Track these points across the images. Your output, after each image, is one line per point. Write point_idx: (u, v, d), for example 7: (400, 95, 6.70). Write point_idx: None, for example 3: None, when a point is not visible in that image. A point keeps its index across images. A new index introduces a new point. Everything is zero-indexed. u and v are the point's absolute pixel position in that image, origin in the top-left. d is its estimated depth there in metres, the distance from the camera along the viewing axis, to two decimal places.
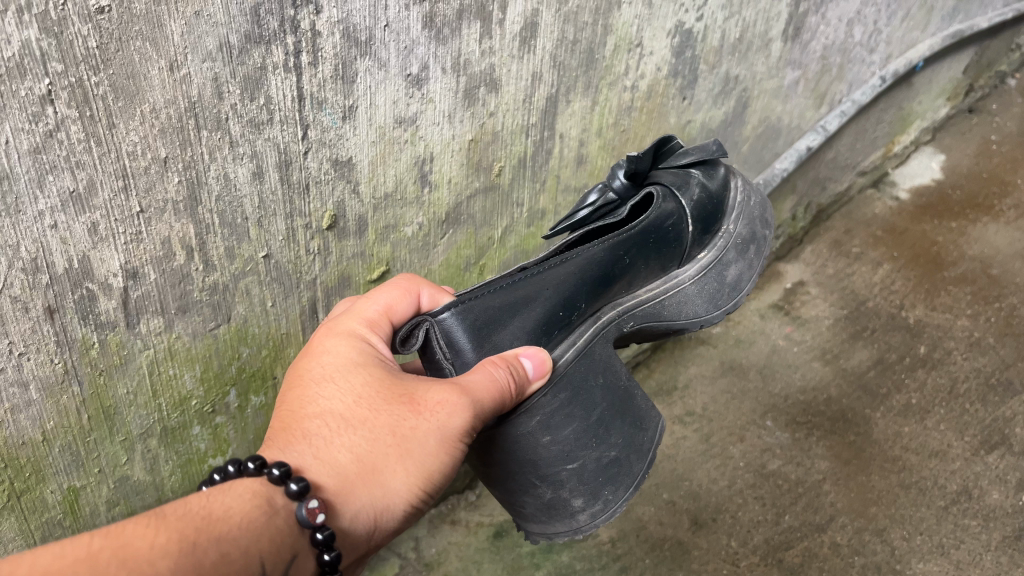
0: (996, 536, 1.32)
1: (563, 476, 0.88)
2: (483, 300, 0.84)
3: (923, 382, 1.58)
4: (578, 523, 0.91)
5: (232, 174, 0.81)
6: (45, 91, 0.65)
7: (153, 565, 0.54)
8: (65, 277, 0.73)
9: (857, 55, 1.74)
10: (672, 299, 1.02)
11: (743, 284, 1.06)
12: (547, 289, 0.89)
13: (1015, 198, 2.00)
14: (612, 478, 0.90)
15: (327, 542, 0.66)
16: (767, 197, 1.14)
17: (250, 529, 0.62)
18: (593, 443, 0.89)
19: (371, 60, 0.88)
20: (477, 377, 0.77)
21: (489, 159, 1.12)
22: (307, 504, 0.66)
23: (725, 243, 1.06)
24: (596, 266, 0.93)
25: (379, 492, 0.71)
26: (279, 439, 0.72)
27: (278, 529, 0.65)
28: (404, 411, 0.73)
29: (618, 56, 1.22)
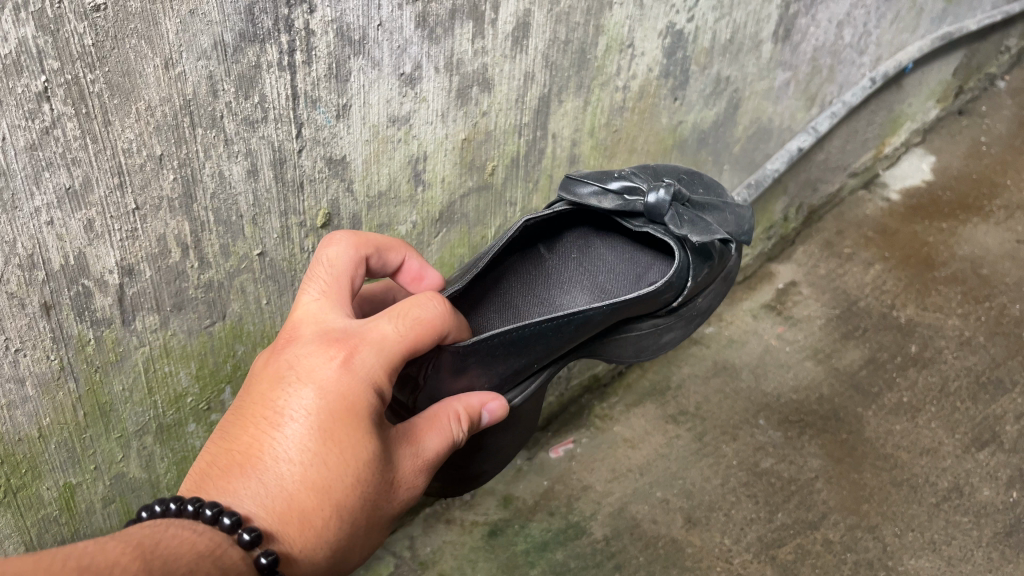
0: (987, 532, 1.33)
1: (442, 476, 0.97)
2: (484, 350, 0.84)
3: (914, 381, 1.59)
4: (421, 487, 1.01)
5: (227, 171, 0.82)
6: (41, 89, 0.65)
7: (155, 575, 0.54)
8: (61, 273, 0.74)
9: (846, 57, 1.76)
10: (611, 342, 1.07)
11: (667, 346, 1.13)
12: (540, 344, 0.90)
13: (1004, 199, 2.02)
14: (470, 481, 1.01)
15: None
16: (740, 273, 1.18)
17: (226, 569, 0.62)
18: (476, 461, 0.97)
19: (365, 58, 0.89)
20: (440, 443, 0.78)
21: (482, 158, 1.12)
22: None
23: (685, 315, 1.10)
24: (588, 328, 0.94)
25: (333, 561, 0.73)
26: (245, 480, 0.69)
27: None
28: (380, 490, 0.73)
29: (610, 57, 1.23)
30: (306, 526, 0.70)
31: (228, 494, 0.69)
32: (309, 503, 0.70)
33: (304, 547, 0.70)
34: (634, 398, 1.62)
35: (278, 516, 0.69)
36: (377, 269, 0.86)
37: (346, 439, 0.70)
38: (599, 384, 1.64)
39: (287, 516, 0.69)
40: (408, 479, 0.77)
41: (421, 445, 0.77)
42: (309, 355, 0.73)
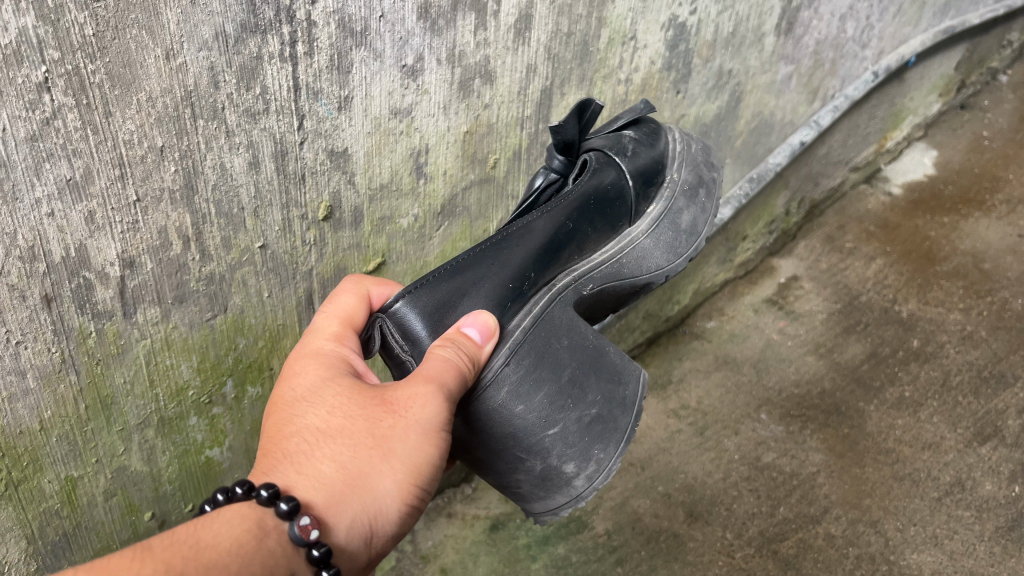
0: (989, 527, 1.33)
1: (546, 445, 0.88)
2: (429, 286, 0.85)
3: (916, 375, 1.59)
4: (566, 490, 0.90)
5: (229, 164, 0.81)
6: (42, 79, 0.65)
7: None
8: (61, 266, 0.73)
9: (849, 50, 1.75)
10: (630, 257, 1.01)
11: (698, 229, 1.06)
12: (490, 258, 0.89)
13: (1006, 193, 2.02)
14: (600, 436, 0.90)
15: (323, 557, 0.66)
16: (706, 146, 1.15)
17: (242, 553, 0.62)
18: (570, 405, 0.88)
19: (367, 50, 0.88)
20: (431, 360, 0.77)
21: (484, 151, 1.12)
22: (297, 522, 0.66)
23: (670, 194, 1.06)
24: (536, 237, 0.94)
25: (370, 497, 0.70)
26: (262, 463, 0.72)
27: (271, 549, 0.65)
28: (375, 411, 0.72)
29: (612, 49, 1.22)
30: (309, 465, 0.70)
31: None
32: (304, 446, 0.72)
33: (311, 483, 0.69)
34: None
35: (275, 466, 0.71)
36: None
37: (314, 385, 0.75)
38: None
39: (283, 462, 0.71)
40: (417, 395, 0.73)
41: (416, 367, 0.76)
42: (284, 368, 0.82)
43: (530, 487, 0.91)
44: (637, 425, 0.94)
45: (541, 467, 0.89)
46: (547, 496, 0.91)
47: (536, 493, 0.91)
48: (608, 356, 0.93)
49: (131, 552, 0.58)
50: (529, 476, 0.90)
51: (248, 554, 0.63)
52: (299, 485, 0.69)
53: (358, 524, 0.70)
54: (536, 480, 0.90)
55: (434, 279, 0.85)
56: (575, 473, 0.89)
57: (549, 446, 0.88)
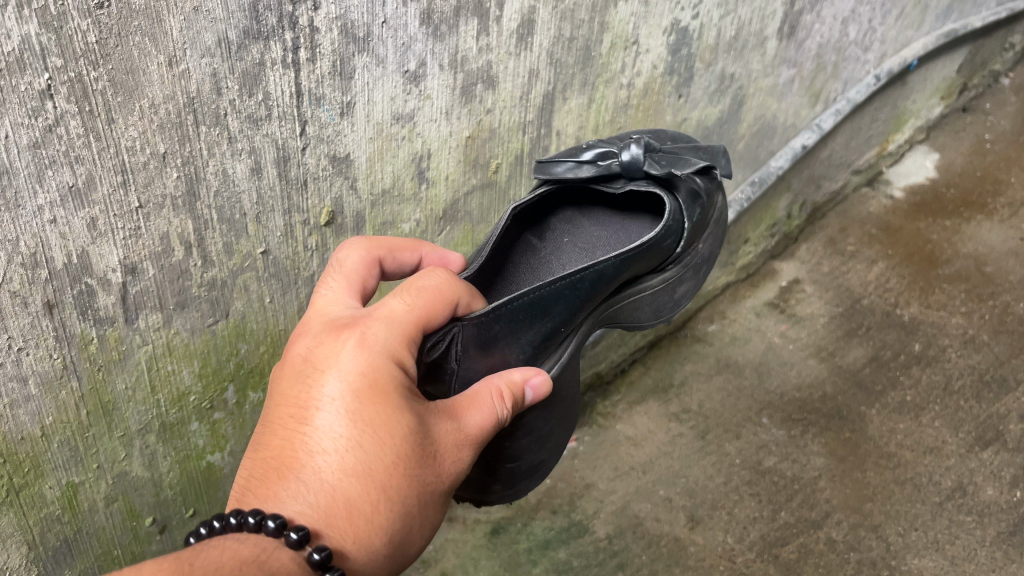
0: (991, 532, 1.33)
1: (502, 471, 0.90)
2: (506, 315, 0.81)
3: (918, 379, 1.59)
4: (479, 499, 0.93)
5: (231, 169, 0.81)
6: (45, 86, 0.65)
7: None
8: (64, 272, 0.73)
9: (851, 54, 1.75)
10: (630, 305, 1.04)
11: (684, 302, 1.11)
12: (559, 302, 0.87)
13: (1008, 196, 2.01)
14: (532, 474, 0.94)
15: None
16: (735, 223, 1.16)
17: None
18: (537, 449, 0.91)
19: (369, 55, 0.88)
20: (484, 418, 0.74)
21: (486, 156, 1.12)
22: None
23: (693, 264, 1.07)
24: (603, 279, 0.91)
25: (394, 554, 0.69)
26: (304, 497, 0.65)
27: None
28: (428, 471, 0.70)
29: (615, 54, 1.22)
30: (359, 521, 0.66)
31: (270, 501, 0.66)
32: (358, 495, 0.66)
33: (360, 544, 0.66)
34: (638, 396, 1.62)
35: (323, 514, 0.65)
36: (393, 270, 0.86)
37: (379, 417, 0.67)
38: (603, 382, 1.64)
39: (332, 512, 0.65)
40: (460, 458, 0.73)
41: (465, 420, 0.73)
42: (325, 345, 0.72)
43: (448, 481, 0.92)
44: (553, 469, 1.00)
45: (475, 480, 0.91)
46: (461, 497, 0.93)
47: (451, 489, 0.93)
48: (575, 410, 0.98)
49: None
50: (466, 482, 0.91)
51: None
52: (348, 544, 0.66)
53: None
54: (460, 481, 0.92)
55: (515, 308, 0.81)
56: (496, 495, 0.93)
57: (498, 475, 0.90)
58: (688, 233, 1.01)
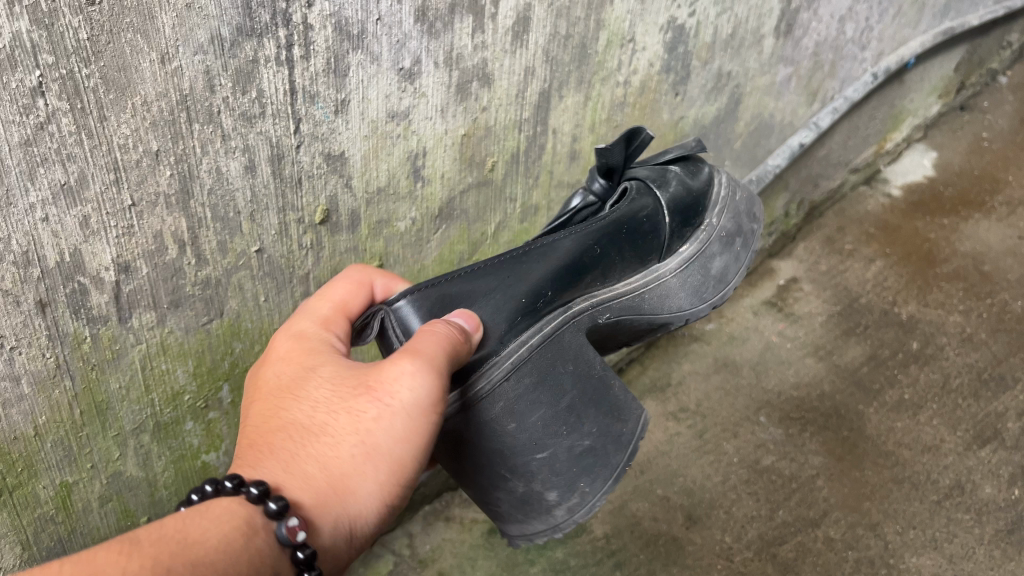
0: (989, 530, 1.33)
1: (535, 468, 0.87)
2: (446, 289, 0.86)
3: (916, 378, 1.59)
4: (549, 517, 0.89)
5: (225, 167, 0.81)
6: (36, 84, 0.64)
7: None
8: (56, 271, 0.73)
9: (848, 52, 1.75)
10: (651, 293, 1.01)
11: (729, 276, 1.06)
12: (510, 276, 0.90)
13: (1006, 195, 2.02)
14: (590, 468, 0.89)
15: (308, 560, 0.66)
16: (752, 194, 1.15)
17: (229, 555, 0.61)
18: (563, 433, 0.88)
19: (364, 53, 0.88)
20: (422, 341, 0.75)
21: (482, 154, 1.12)
22: (284, 524, 0.65)
23: (707, 236, 1.05)
24: (564, 255, 0.95)
25: (353, 496, 0.70)
26: (250, 457, 0.71)
27: (257, 550, 0.63)
28: (364, 404, 0.72)
29: (611, 52, 1.22)
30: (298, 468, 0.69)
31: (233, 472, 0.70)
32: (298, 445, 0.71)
33: (301, 487, 0.69)
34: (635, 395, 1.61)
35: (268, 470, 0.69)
36: None
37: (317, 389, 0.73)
38: None
39: (275, 466, 0.70)
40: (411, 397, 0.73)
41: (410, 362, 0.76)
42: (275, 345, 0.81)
43: (509, 509, 0.90)
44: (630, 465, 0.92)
45: (521, 490, 0.89)
46: (529, 519, 0.90)
47: (512, 515, 0.91)
48: (611, 392, 0.92)
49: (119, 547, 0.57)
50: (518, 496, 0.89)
51: (233, 553, 0.62)
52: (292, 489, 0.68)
53: (341, 523, 0.70)
54: (516, 501, 0.89)
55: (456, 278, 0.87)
56: (557, 500, 0.88)
57: (536, 472, 0.87)
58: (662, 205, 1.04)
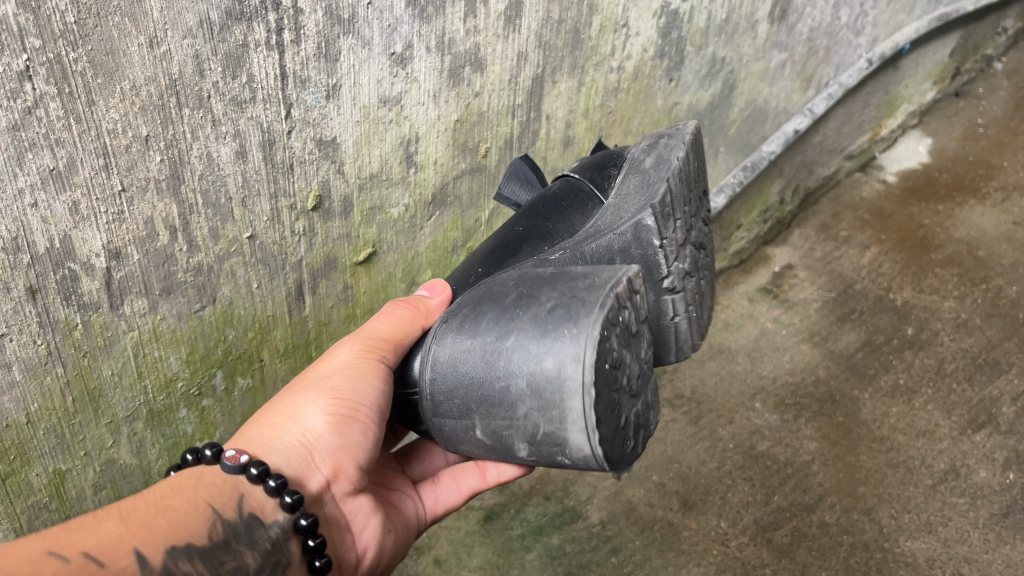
0: (983, 514, 1.34)
1: (515, 364, 0.72)
2: None
3: (910, 363, 1.59)
4: (572, 394, 0.68)
5: (215, 153, 0.81)
6: (23, 67, 0.64)
7: (96, 525, 0.61)
8: (46, 257, 0.73)
9: (843, 38, 1.74)
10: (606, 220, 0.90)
11: (668, 158, 0.92)
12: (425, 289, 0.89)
13: (1000, 181, 2.02)
14: (566, 316, 0.70)
15: (260, 472, 0.70)
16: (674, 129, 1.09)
17: (184, 487, 0.68)
18: (518, 313, 0.74)
19: (354, 37, 0.87)
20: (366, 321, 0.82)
21: (475, 139, 1.11)
22: (227, 455, 0.72)
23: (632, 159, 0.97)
24: (485, 253, 0.92)
25: (297, 429, 0.75)
26: None
27: (213, 480, 0.70)
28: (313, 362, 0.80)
29: (604, 37, 1.21)
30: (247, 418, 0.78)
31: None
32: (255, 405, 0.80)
33: (247, 435, 0.75)
34: None
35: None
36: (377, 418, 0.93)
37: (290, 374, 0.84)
38: None
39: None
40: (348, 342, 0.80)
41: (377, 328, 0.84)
42: None
43: (549, 429, 0.71)
44: (615, 290, 0.71)
45: (521, 387, 0.71)
46: (559, 413, 0.69)
47: (555, 429, 0.70)
48: (563, 273, 0.76)
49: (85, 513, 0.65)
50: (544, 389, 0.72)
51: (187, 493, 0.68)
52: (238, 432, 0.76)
53: (289, 453, 0.74)
54: (536, 408, 0.71)
55: None
56: (558, 364, 0.69)
57: (512, 364, 0.72)
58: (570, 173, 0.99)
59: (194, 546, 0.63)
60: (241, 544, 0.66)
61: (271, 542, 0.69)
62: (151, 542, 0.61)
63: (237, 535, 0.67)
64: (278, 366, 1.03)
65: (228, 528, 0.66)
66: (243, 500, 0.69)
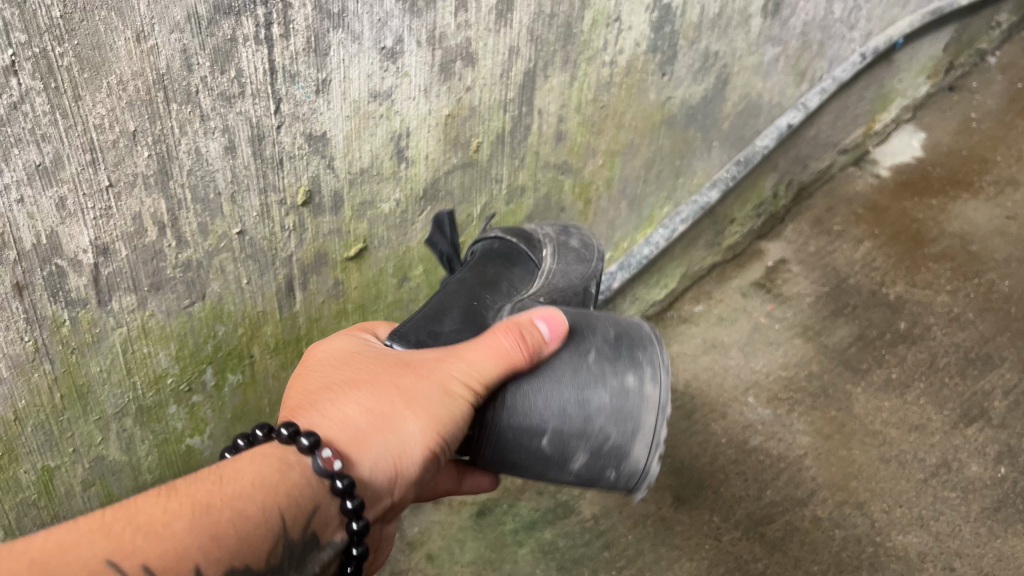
0: (974, 508, 1.34)
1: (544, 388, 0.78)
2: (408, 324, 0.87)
3: (903, 357, 1.59)
4: (636, 442, 0.78)
5: (204, 148, 0.80)
6: (8, 62, 0.63)
7: (169, 526, 0.58)
8: (33, 253, 0.72)
9: (836, 32, 1.74)
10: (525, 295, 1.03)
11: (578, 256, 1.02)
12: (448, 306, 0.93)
13: (994, 175, 2.02)
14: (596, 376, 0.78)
15: (345, 491, 0.66)
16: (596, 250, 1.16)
17: (263, 483, 0.65)
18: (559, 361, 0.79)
19: (344, 32, 0.87)
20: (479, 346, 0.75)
21: (466, 134, 1.11)
22: (320, 455, 0.66)
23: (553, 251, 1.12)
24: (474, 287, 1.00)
25: (394, 440, 0.69)
26: (293, 407, 0.71)
27: (294, 482, 0.66)
28: (405, 360, 0.73)
29: (596, 31, 1.21)
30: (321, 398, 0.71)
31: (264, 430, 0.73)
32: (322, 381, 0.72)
33: (331, 426, 0.69)
34: None
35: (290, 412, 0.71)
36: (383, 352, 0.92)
37: (355, 351, 0.76)
38: None
39: (298, 406, 0.71)
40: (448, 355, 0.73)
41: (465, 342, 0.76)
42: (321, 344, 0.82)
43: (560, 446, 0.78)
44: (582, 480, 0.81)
45: (552, 421, 0.77)
46: (623, 451, 0.78)
47: (610, 464, 0.79)
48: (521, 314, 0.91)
49: (157, 491, 0.62)
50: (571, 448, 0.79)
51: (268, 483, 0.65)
52: (315, 416, 0.69)
53: (377, 466, 0.69)
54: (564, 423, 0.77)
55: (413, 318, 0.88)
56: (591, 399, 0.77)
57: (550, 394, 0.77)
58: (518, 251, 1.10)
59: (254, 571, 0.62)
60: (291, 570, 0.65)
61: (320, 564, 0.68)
62: (213, 561, 0.59)
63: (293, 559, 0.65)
64: (268, 361, 1.03)
65: (287, 551, 0.64)
66: (314, 512, 0.66)
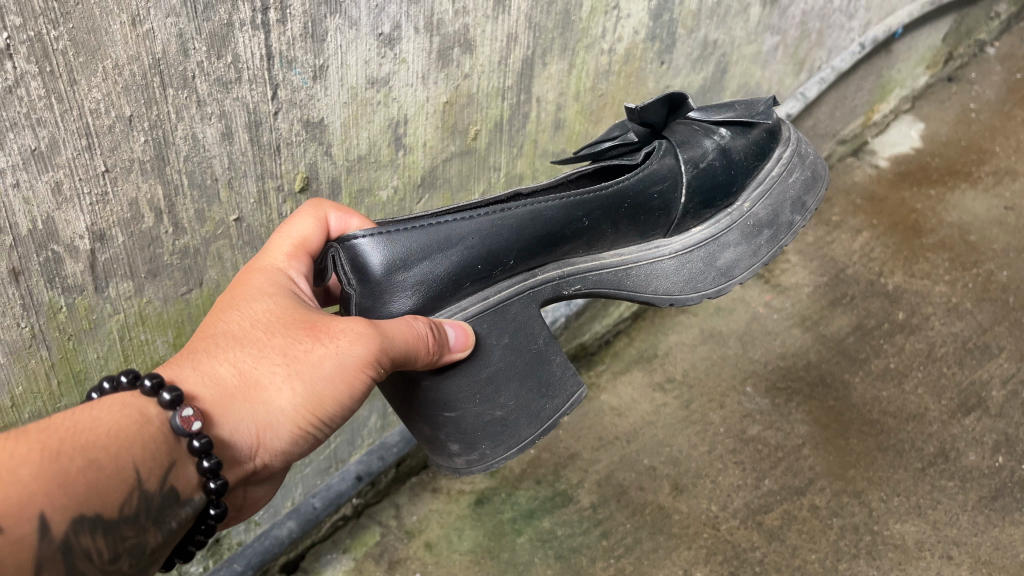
0: (972, 497, 1.33)
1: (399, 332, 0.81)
2: (395, 238, 0.79)
3: (901, 347, 1.59)
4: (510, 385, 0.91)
5: (201, 134, 0.80)
6: (3, 45, 0.63)
7: (11, 470, 0.54)
8: (29, 238, 0.72)
9: (835, 21, 1.74)
10: (641, 271, 0.99)
11: (722, 249, 1.02)
12: (474, 237, 0.83)
13: (993, 165, 2.00)
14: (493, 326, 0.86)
15: (204, 450, 0.65)
16: (816, 177, 1.08)
17: (120, 437, 0.61)
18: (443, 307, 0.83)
19: (342, 18, 0.86)
20: None
21: (464, 122, 1.10)
22: (179, 412, 0.65)
23: (729, 223, 1.03)
24: (544, 222, 0.88)
25: (269, 405, 0.70)
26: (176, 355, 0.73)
27: (151, 436, 0.63)
28: (299, 334, 0.72)
29: (595, 19, 1.21)
30: (206, 365, 0.71)
31: None
32: (215, 347, 0.72)
33: (211, 380, 0.70)
34: (622, 366, 1.63)
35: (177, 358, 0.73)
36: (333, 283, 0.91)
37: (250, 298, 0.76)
38: (587, 352, 1.66)
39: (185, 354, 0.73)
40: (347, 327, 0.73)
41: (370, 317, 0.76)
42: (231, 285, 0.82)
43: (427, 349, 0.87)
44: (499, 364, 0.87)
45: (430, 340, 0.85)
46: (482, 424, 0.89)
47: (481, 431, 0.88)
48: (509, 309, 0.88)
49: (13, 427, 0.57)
50: (426, 406, 0.88)
51: (130, 440, 0.62)
52: (186, 380, 0.69)
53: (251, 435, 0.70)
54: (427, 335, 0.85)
55: (414, 229, 0.80)
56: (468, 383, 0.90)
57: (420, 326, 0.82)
58: (683, 178, 0.99)
59: (101, 518, 0.58)
60: (145, 518, 0.61)
61: (179, 521, 0.65)
62: (59, 505, 0.55)
63: (148, 508, 0.61)
64: None
65: (142, 502, 0.61)
66: (169, 472, 0.64)
